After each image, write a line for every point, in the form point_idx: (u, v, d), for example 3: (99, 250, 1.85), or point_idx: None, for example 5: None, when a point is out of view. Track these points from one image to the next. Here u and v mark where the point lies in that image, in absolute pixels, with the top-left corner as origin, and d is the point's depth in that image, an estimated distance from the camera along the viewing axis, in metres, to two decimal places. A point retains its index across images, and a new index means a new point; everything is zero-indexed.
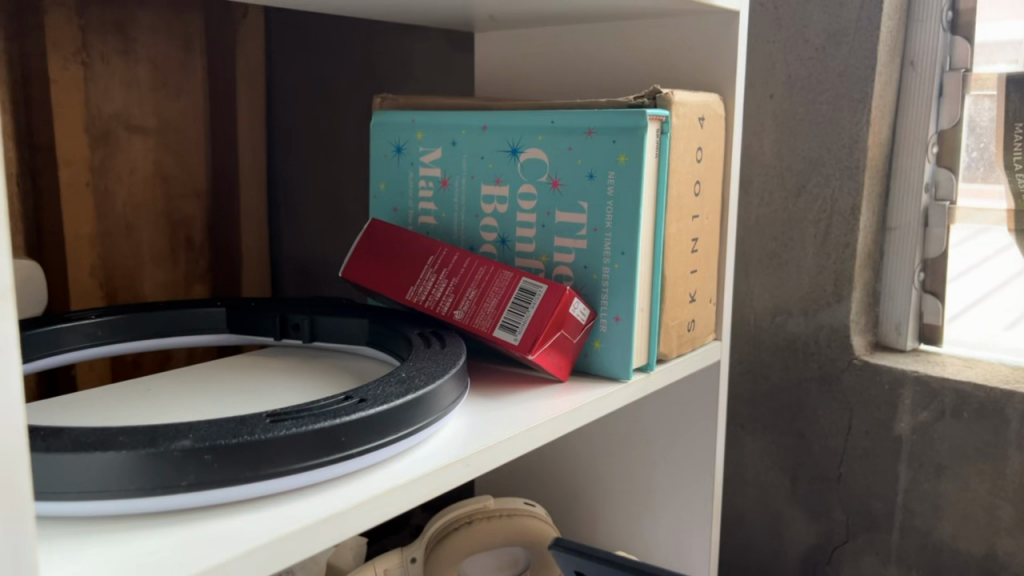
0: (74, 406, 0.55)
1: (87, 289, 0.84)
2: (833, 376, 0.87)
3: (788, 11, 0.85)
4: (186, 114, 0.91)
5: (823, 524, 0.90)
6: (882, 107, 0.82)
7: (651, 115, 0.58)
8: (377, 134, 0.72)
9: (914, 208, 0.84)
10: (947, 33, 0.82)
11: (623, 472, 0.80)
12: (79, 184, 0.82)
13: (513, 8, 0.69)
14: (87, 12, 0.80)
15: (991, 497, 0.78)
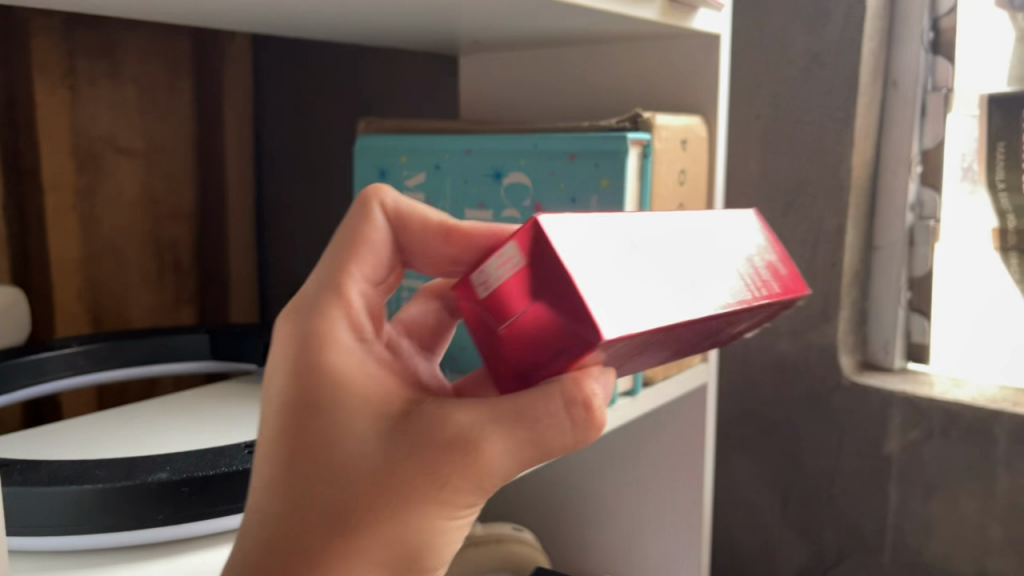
0: (54, 437, 0.54)
1: (74, 314, 0.84)
2: (822, 396, 0.87)
3: (771, 32, 0.86)
4: (175, 137, 0.91)
5: (815, 546, 0.90)
6: (866, 127, 0.83)
7: (632, 140, 0.58)
8: (362, 158, 0.73)
9: (900, 227, 0.84)
10: (929, 53, 0.81)
11: (612, 495, 0.79)
12: (66, 209, 0.81)
13: (496, 32, 0.69)
14: (75, 35, 0.80)
15: (981, 516, 0.78)
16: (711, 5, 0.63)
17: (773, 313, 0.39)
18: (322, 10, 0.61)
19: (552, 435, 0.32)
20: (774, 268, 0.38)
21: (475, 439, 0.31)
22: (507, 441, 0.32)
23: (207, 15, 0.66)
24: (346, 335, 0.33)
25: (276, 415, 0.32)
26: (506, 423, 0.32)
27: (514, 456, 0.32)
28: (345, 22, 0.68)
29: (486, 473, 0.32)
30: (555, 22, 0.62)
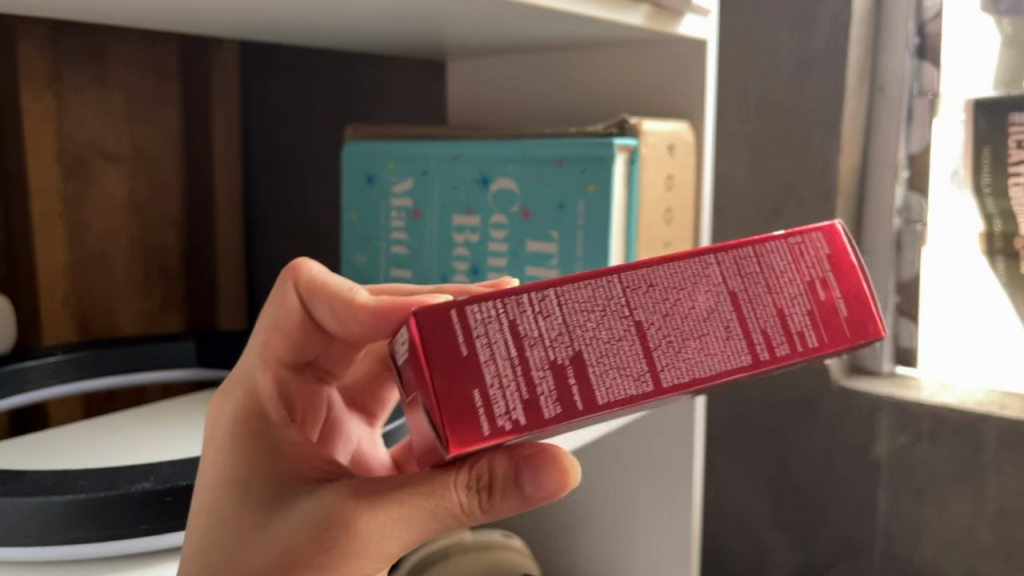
0: (38, 447, 0.54)
1: (61, 321, 0.82)
2: (812, 401, 0.87)
3: (759, 37, 0.86)
4: (162, 143, 0.89)
5: (805, 550, 0.90)
6: (853, 132, 0.83)
7: (619, 145, 0.58)
8: (349, 164, 0.73)
9: (887, 231, 0.85)
10: (915, 59, 0.82)
11: (602, 501, 0.79)
12: (52, 215, 0.80)
13: (482, 38, 0.69)
14: (61, 41, 0.79)
15: (970, 520, 0.78)
16: (697, 11, 0.63)
17: (831, 300, 0.33)
18: (308, 17, 0.61)
19: (439, 510, 0.33)
20: (830, 282, 0.33)
21: (348, 516, 0.34)
22: (378, 518, 0.34)
23: (194, 22, 0.66)
24: (271, 408, 0.42)
25: (206, 478, 0.39)
26: (381, 499, 0.34)
27: (388, 536, 0.34)
28: (332, 29, 0.68)
29: (365, 547, 0.34)
30: (541, 28, 0.62)
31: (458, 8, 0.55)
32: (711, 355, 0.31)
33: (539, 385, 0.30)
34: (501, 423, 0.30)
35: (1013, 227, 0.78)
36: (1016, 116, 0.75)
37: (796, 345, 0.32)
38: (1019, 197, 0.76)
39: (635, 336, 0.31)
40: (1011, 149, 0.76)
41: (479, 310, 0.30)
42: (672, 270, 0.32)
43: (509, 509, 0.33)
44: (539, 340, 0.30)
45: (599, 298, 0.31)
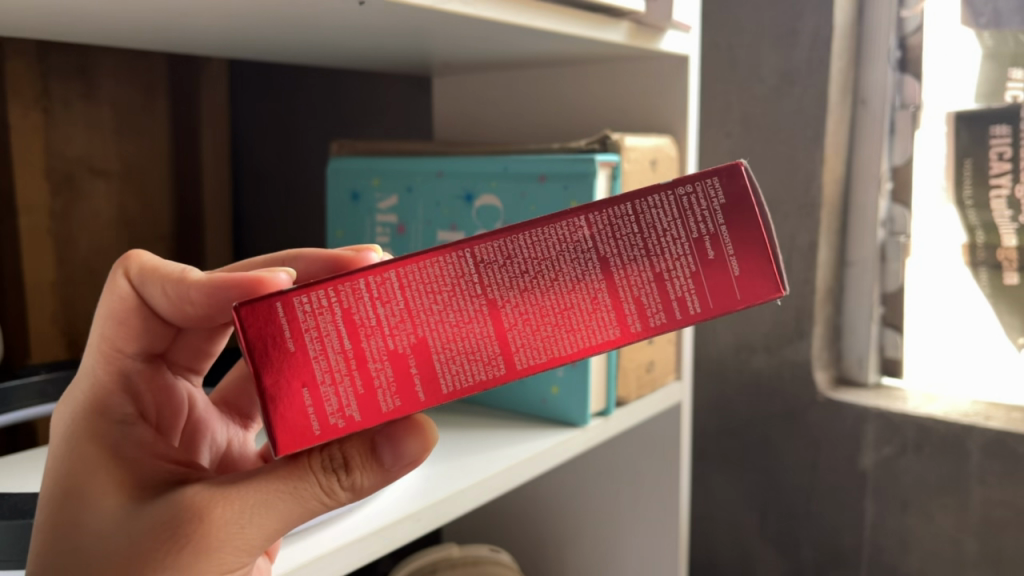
0: (25, 467, 0.54)
1: (49, 340, 0.81)
2: (798, 412, 0.87)
3: (742, 51, 0.87)
4: (152, 159, 0.89)
5: (793, 562, 0.90)
6: (835, 145, 0.84)
7: (601, 161, 0.57)
8: (335, 180, 0.74)
9: (871, 243, 0.86)
10: (896, 71, 0.83)
11: (588, 516, 0.79)
12: (40, 232, 0.80)
13: (466, 55, 0.70)
14: (49, 58, 0.79)
15: (956, 531, 0.78)
16: (680, 27, 0.63)
17: (722, 258, 0.33)
18: (292, 37, 0.61)
19: (301, 492, 0.34)
20: (722, 237, 0.33)
21: (207, 509, 0.33)
22: (240, 508, 0.33)
23: (178, 43, 0.66)
24: (114, 407, 0.40)
25: (45, 488, 0.36)
26: (238, 488, 0.34)
27: (253, 524, 0.34)
28: (316, 47, 0.68)
29: (223, 547, 0.33)
30: (523, 46, 0.63)
31: (441, 29, 0.56)
32: (572, 331, 0.34)
33: (378, 372, 0.33)
34: (334, 421, 0.33)
35: (995, 238, 0.78)
36: (997, 128, 0.76)
37: (672, 312, 0.34)
38: (1000, 209, 0.77)
39: (486, 316, 0.33)
40: (992, 162, 0.77)
41: (308, 301, 0.32)
42: (531, 242, 0.34)
43: (370, 482, 0.35)
44: (376, 330, 0.33)
45: (448, 279, 0.33)
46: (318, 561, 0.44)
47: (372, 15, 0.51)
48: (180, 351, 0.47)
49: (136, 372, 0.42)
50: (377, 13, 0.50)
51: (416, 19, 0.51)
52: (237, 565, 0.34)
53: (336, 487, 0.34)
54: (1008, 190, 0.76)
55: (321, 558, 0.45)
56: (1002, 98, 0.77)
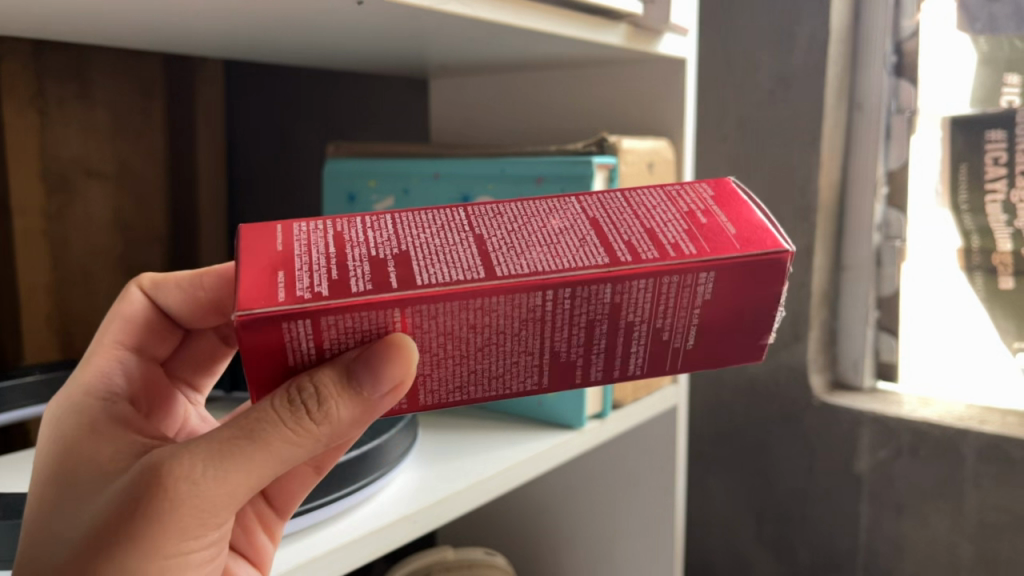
0: (20, 466, 0.54)
1: (43, 342, 0.81)
2: (793, 416, 0.88)
3: (738, 55, 0.87)
4: (148, 160, 0.88)
5: (788, 565, 0.90)
6: (832, 149, 0.84)
7: (598, 163, 0.57)
8: (333, 183, 0.74)
9: (867, 247, 0.86)
10: (892, 76, 0.83)
11: (585, 520, 0.79)
12: (34, 234, 0.80)
13: (463, 58, 0.70)
14: (44, 58, 0.78)
15: (951, 535, 0.78)
16: (678, 31, 0.63)
17: (714, 223, 0.34)
18: (290, 37, 0.61)
19: (262, 434, 0.32)
20: (713, 212, 0.35)
21: (165, 466, 0.32)
22: (200, 459, 0.32)
23: (176, 43, 0.66)
24: (105, 382, 0.40)
25: (41, 479, 0.37)
26: (201, 440, 0.33)
27: (214, 473, 0.32)
28: (315, 48, 0.68)
29: (186, 502, 0.32)
30: (522, 48, 0.63)
31: (440, 30, 0.56)
32: (559, 257, 0.32)
33: (353, 270, 0.31)
34: (300, 294, 0.30)
35: (990, 243, 0.78)
36: (992, 133, 0.76)
37: (666, 252, 0.32)
38: (995, 214, 0.77)
39: (471, 244, 0.33)
40: (987, 167, 0.77)
41: (306, 226, 0.34)
42: (524, 208, 0.36)
43: (343, 414, 0.32)
44: (362, 243, 0.33)
45: (439, 221, 0.34)
46: (315, 562, 0.44)
47: (371, 15, 0.51)
48: (183, 365, 0.48)
49: (140, 362, 0.44)
50: (376, 13, 0.50)
51: (415, 19, 0.51)
52: (214, 518, 0.33)
53: (309, 424, 0.32)
54: (1003, 195, 0.76)
55: (319, 559, 0.45)
56: (997, 103, 0.77)
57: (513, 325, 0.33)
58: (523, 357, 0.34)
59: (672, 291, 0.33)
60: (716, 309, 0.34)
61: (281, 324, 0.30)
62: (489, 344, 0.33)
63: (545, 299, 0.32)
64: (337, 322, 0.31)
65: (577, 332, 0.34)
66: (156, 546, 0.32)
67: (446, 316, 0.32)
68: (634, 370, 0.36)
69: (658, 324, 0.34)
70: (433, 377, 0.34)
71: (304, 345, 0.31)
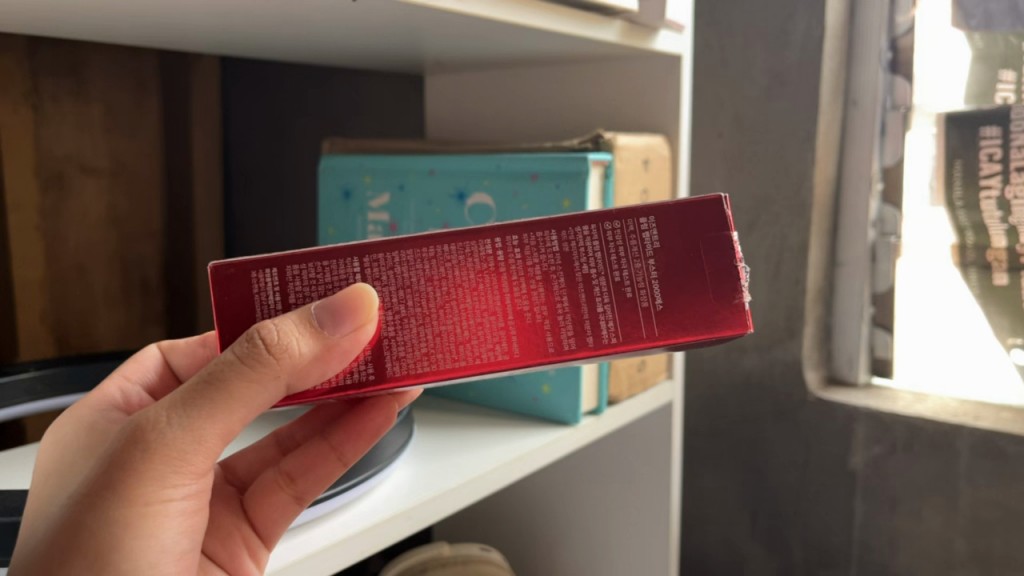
0: (15, 462, 0.54)
1: (38, 337, 0.81)
2: (787, 411, 0.88)
3: (734, 51, 0.87)
4: (143, 156, 0.88)
5: (781, 561, 0.91)
6: (827, 146, 0.84)
7: (593, 161, 0.57)
8: (328, 178, 0.74)
9: (862, 243, 0.86)
10: (888, 73, 0.83)
11: (578, 516, 0.79)
12: (29, 229, 0.79)
13: (459, 54, 0.70)
14: (38, 54, 0.78)
15: (944, 529, 0.78)
16: (673, 27, 0.63)
17: None
18: (285, 33, 0.61)
19: (222, 376, 0.32)
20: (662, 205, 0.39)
21: (135, 420, 0.33)
22: (166, 409, 0.33)
23: (171, 39, 0.66)
24: (104, 403, 0.41)
25: (37, 480, 0.38)
26: (170, 396, 0.33)
27: (180, 420, 0.32)
28: (310, 44, 0.68)
29: (156, 451, 0.32)
30: (518, 45, 0.63)
31: (435, 26, 0.55)
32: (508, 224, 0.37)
33: None
34: None
35: (985, 239, 0.79)
36: (987, 130, 0.76)
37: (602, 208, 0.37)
38: (990, 210, 0.77)
39: None
40: (982, 163, 0.77)
41: None
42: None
43: (302, 346, 0.33)
44: None
45: None
46: (311, 557, 0.44)
47: (366, 12, 0.51)
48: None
49: (140, 398, 0.44)
50: (371, 10, 0.50)
51: (411, 15, 0.51)
52: (188, 469, 0.33)
53: (268, 363, 0.32)
54: (998, 191, 0.76)
55: (314, 556, 0.45)
56: (992, 99, 0.77)
57: (470, 278, 0.36)
58: (486, 317, 0.36)
59: (619, 238, 0.36)
60: (671, 262, 0.35)
61: (251, 272, 0.35)
62: (450, 299, 0.36)
63: (495, 247, 0.36)
64: (302, 272, 0.36)
65: (536, 288, 0.36)
66: (129, 500, 0.32)
67: (404, 267, 0.36)
68: (607, 337, 0.36)
69: (616, 276, 0.36)
70: (400, 341, 0.36)
71: (272, 299, 0.36)
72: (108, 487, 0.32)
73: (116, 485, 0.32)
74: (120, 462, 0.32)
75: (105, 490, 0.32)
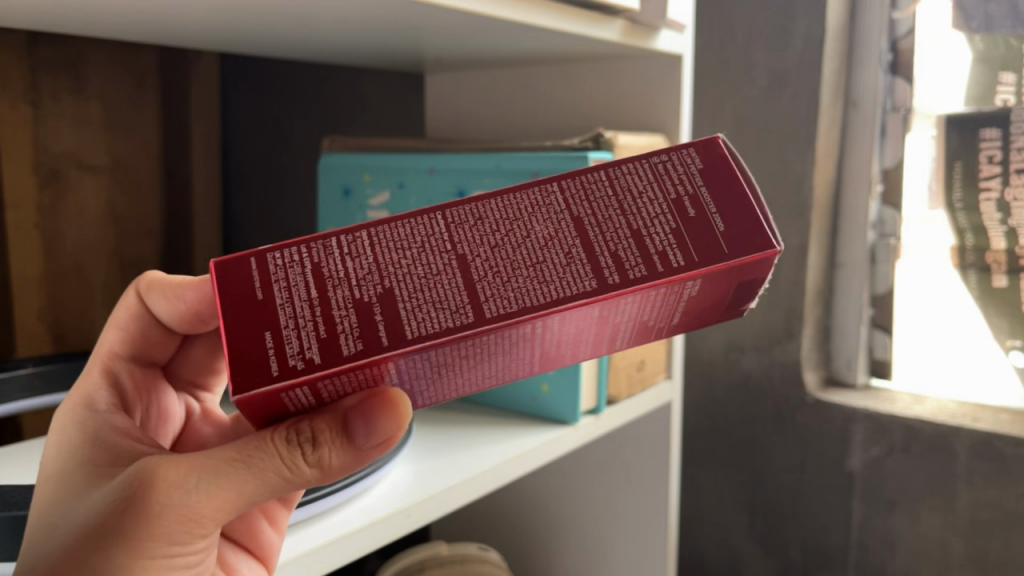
0: (13, 458, 0.54)
1: (36, 333, 0.81)
2: (786, 413, 0.88)
3: (734, 51, 0.87)
4: (141, 154, 0.88)
5: (779, 562, 0.90)
6: (827, 148, 0.85)
7: (594, 159, 0.57)
8: (328, 176, 0.74)
9: (861, 244, 0.86)
10: (888, 74, 0.84)
11: (578, 518, 0.79)
12: (28, 227, 0.79)
13: (459, 53, 0.70)
14: (38, 52, 0.78)
15: (942, 531, 0.78)
16: (674, 27, 0.63)
17: (702, 215, 0.33)
18: (286, 30, 0.61)
19: (260, 464, 0.32)
20: (701, 196, 0.33)
21: (158, 473, 0.32)
22: (190, 471, 0.32)
23: (172, 35, 0.66)
24: (94, 392, 0.41)
25: (41, 473, 0.38)
26: (196, 456, 0.33)
27: (202, 488, 0.32)
28: (311, 42, 0.68)
29: (176, 508, 0.32)
30: (518, 43, 0.63)
31: (437, 24, 0.55)
32: (545, 282, 0.32)
33: (339, 322, 0.31)
34: (293, 361, 0.30)
35: (985, 241, 0.78)
36: (987, 131, 0.76)
37: (653, 265, 0.32)
38: (989, 212, 0.77)
39: (455, 269, 0.32)
40: (982, 165, 0.77)
41: (280, 256, 0.32)
42: (503, 206, 0.33)
43: (339, 462, 0.32)
44: (344, 281, 0.31)
45: (418, 236, 0.33)
46: (310, 555, 0.44)
47: (366, 8, 0.51)
48: (181, 365, 0.49)
49: (128, 381, 0.44)
50: (374, 7, 0.50)
51: (412, 13, 0.51)
52: (200, 532, 0.33)
53: (301, 467, 0.32)
54: (997, 193, 0.76)
55: (310, 554, 0.44)
56: (992, 101, 0.77)
57: (507, 345, 0.33)
58: (516, 357, 0.35)
59: (660, 297, 0.33)
60: (702, 299, 0.34)
61: (280, 392, 0.30)
62: (484, 358, 0.33)
63: (537, 327, 0.32)
64: (334, 381, 0.31)
65: (569, 336, 0.34)
66: (137, 550, 0.32)
67: (440, 355, 0.32)
68: (621, 344, 0.37)
69: (645, 317, 0.34)
70: (430, 385, 0.35)
71: (303, 397, 0.31)
72: (119, 536, 0.31)
73: (128, 536, 0.31)
74: (138, 515, 0.31)
75: (115, 538, 0.31)
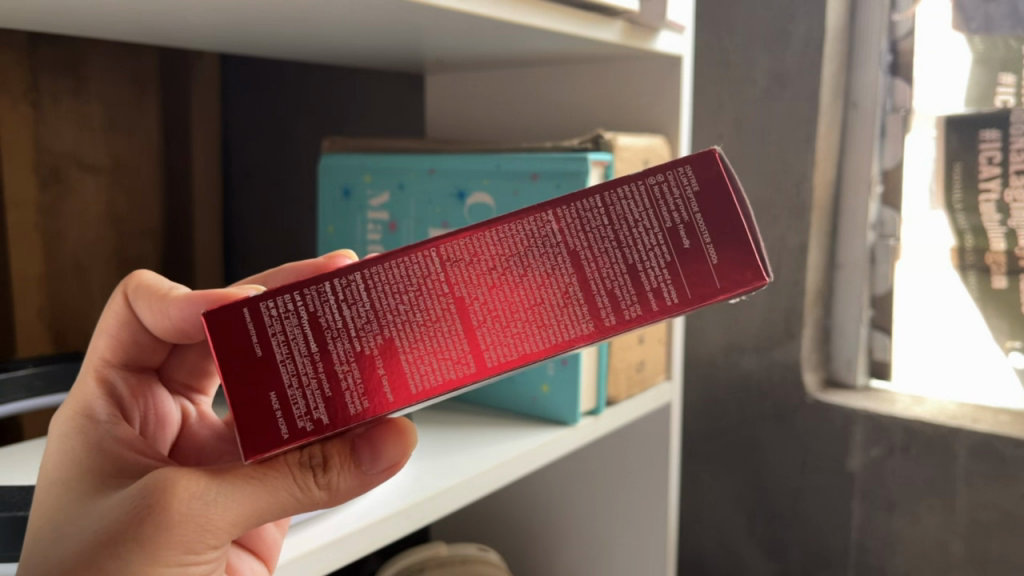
0: (13, 458, 0.54)
1: (36, 334, 0.81)
2: (786, 414, 0.88)
3: (735, 52, 0.87)
4: (141, 155, 0.88)
5: (779, 563, 0.90)
6: (827, 149, 0.85)
7: (593, 160, 0.57)
8: (328, 176, 0.74)
9: (861, 245, 0.86)
10: (888, 75, 0.84)
11: (578, 519, 0.79)
12: (28, 228, 0.79)
13: (459, 53, 0.70)
14: (38, 52, 0.78)
15: (942, 532, 0.78)
16: (673, 28, 0.63)
17: (698, 246, 0.33)
18: (286, 31, 0.61)
19: (276, 482, 0.32)
20: (698, 225, 0.33)
21: (176, 482, 0.32)
22: (209, 483, 0.32)
23: (173, 35, 0.66)
24: (91, 401, 0.41)
25: (38, 485, 0.37)
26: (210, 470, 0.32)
27: (220, 500, 0.32)
28: (311, 42, 0.68)
29: (194, 518, 0.31)
30: (518, 44, 0.63)
31: (436, 26, 0.55)
32: (543, 325, 0.33)
33: (343, 378, 0.32)
34: (302, 423, 0.32)
35: (984, 241, 0.79)
36: (987, 132, 0.76)
37: (648, 304, 0.33)
38: (989, 213, 0.77)
39: (454, 314, 0.33)
40: (982, 166, 0.77)
41: (274, 304, 0.32)
42: (498, 239, 0.33)
43: (347, 487, 0.33)
44: (342, 332, 0.32)
45: (414, 277, 0.33)
46: (310, 556, 0.45)
47: (366, 10, 0.51)
48: (176, 367, 0.49)
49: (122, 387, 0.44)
50: (374, 8, 0.50)
51: (411, 14, 0.51)
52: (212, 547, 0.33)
53: (313, 489, 0.33)
54: (997, 194, 0.76)
55: (310, 555, 0.45)
56: (992, 102, 0.77)
57: None
58: None
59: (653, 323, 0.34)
60: None
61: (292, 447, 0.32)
62: None
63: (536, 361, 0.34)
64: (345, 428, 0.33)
65: None
66: (153, 559, 0.31)
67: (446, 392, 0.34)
68: None
69: None
70: None
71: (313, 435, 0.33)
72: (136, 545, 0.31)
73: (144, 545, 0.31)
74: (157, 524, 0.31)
75: (132, 548, 0.31)
